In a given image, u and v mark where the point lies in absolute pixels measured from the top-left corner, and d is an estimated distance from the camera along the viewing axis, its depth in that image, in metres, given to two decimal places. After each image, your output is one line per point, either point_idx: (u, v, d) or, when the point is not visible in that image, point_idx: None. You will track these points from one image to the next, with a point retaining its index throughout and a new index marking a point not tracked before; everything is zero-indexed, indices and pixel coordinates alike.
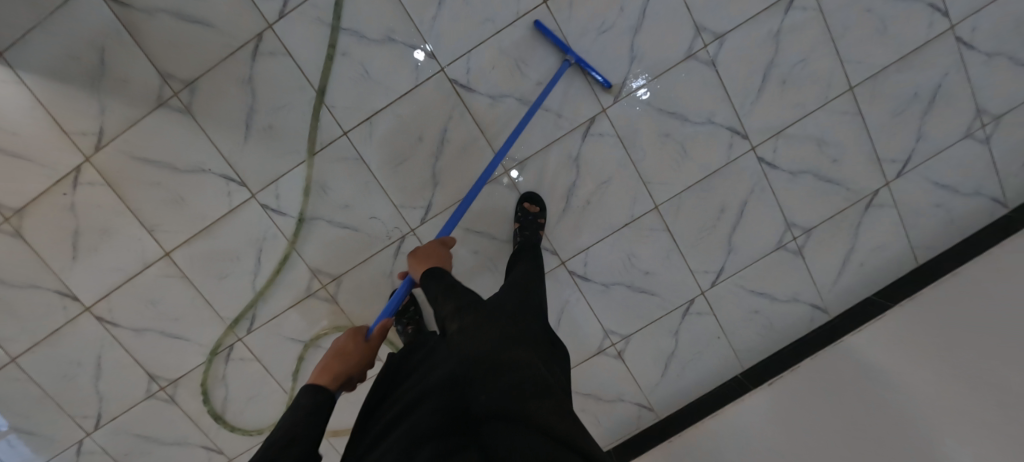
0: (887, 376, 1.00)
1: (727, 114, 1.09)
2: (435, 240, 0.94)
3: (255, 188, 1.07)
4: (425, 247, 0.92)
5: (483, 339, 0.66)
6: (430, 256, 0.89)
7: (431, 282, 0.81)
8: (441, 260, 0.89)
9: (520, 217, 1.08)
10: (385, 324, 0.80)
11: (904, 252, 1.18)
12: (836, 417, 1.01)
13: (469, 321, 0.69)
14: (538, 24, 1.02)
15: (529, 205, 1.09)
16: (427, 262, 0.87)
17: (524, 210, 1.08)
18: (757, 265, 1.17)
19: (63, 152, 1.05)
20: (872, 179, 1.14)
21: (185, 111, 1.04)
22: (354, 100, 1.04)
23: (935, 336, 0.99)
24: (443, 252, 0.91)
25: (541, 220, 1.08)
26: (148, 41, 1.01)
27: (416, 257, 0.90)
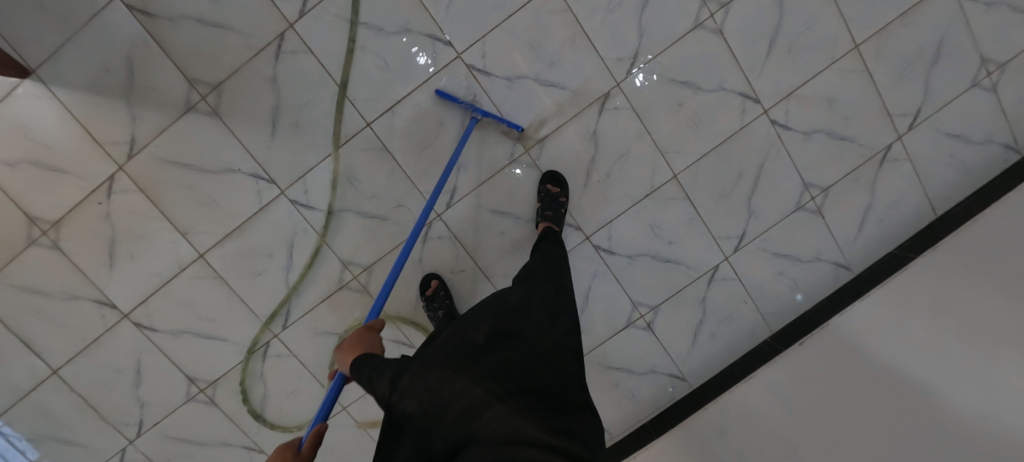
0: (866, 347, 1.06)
1: (738, 80, 1.12)
2: (359, 326, 0.85)
3: (284, 185, 1.11)
4: (350, 337, 0.82)
5: (417, 393, 0.68)
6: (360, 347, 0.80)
7: (364, 373, 0.73)
8: (371, 347, 0.80)
9: (543, 198, 1.10)
10: (318, 429, 0.73)
11: (922, 205, 1.21)
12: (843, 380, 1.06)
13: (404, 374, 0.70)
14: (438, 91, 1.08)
15: (551, 185, 1.11)
16: (358, 352, 0.78)
17: (546, 191, 1.11)
18: (777, 227, 1.20)
19: (97, 162, 1.08)
20: (884, 134, 1.17)
21: (214, 114, 1.07)
22: (376, 92, 1.08)
23: (949, 284, 1.03)
24: (370, 340, 0.82)
25: (564, 199, 1.10)
26: (174, 48, 1.04)
27: (344, 346, 0.80)
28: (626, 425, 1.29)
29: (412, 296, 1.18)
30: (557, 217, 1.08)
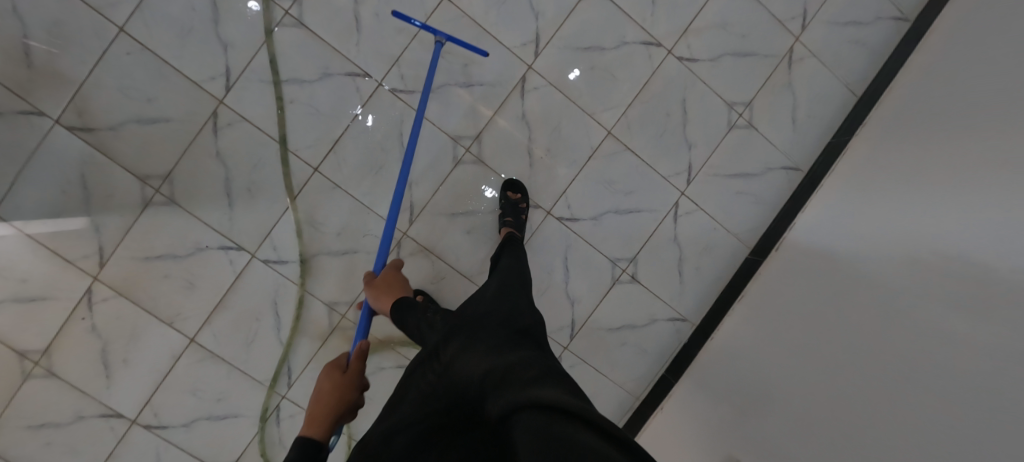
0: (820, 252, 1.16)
1: (636, 32, 1.21)
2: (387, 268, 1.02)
3: (253, 248, 1.15)
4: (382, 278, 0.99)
5: (473, 351, 0.64)
6: (390, 288, 0.96)
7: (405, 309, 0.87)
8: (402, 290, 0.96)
9: (505, 203, 1.15)
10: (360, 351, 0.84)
11: (840, 92, 1.29)
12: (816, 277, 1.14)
13: (456, 343, 0.68)
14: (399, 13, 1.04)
15: (512, 192, 1.17)
16: (394, 295, 0.94)
17: (508, 198, 1.16)
18: (719, 150, 1.27)
19: (73, 280, 1.12)
20: (783, 40, 1.26)
21: (171, 202, 1.13)
22: (314, 137, 1.14)
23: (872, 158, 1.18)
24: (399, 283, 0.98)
25: (524, 204, 1.16)
26: (119, 153, 1.11)
27: (378, 291, 0.96)
28: (646, 380, 1.31)
29: None
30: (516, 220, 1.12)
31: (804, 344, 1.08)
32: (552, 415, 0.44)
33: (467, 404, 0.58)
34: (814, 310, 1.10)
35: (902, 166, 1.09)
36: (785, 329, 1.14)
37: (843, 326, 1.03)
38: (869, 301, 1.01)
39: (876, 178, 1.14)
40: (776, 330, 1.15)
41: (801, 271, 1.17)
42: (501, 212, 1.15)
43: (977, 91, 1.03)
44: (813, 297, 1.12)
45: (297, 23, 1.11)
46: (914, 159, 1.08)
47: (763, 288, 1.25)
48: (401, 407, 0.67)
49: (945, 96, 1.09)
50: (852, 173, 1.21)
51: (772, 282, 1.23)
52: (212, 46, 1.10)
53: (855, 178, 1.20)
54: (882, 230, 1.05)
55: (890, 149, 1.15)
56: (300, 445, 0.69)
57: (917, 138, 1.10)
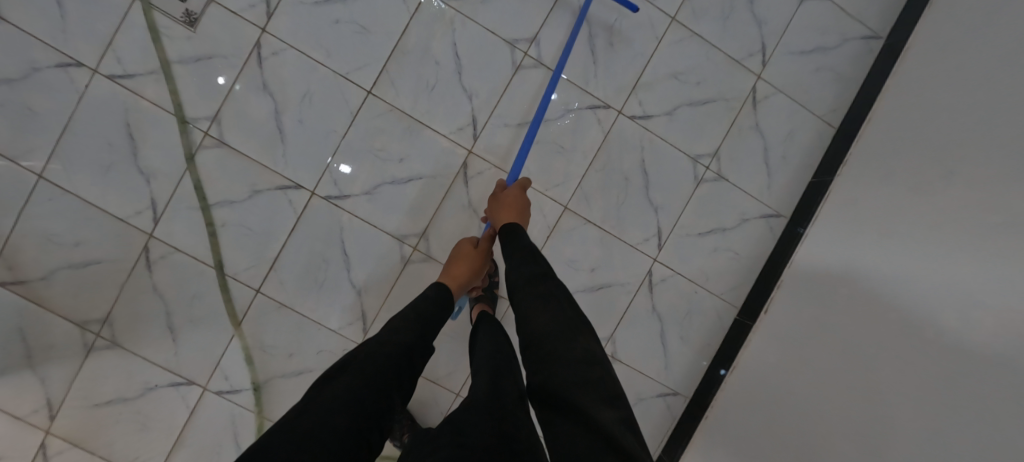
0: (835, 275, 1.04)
1: (581, 96, 1.12)
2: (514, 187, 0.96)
3: (204, 380, 1.10)
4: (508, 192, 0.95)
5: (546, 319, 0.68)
6: (511, 211, 0.92)
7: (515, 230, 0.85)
8: (519, 216, 0.91)
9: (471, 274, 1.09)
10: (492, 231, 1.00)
11: (814, 127, 1.18)
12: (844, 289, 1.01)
13: (527, 292, 0.73)
14: None
15: None
16: (514, 213, 0.91)
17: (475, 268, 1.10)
18: (688, 208, 1.16)
19: (23, 438, 1.08)
20: (744, 80, 1.15)
21: (113, 344, 1.08)
22: (252, 258, 1.08)
23: (868, 201, 1.05)
24: (521, 206, 0.93)
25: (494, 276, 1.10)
26: (53, 301, 1.06)
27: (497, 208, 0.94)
28: None
29: None
30: (484, 292, 1.06)
31: (822, 385, 0.99)
32: (587, 436, 0.57)
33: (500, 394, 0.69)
34: (826, 332, 1.01)
35: (895, 208, 0.99)
36: (795, 366, 1.04)
37: (861, 351, 0.95)
38: (897, 332, 0.90)
39: (869, 209, 1.04)
40: (784, 373, 1.06)
41: (815, 304, 1.05)
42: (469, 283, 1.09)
43: (968, 130, 0.92)
44: (826, 312, 1.02)
45: (219, 143, 1.06)
46: (910, 201, 0.97)
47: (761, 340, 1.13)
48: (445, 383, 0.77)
49: (931, 135, 0.98)
50: (838, 218, 1.09)
51: (771, 334, 1.11)
52: (135, 179, 1.06)
53: (841, 212, 1.09)
54: (894, 232, 0.97)
55: (889, 194, 1.01)
56: (437, 290, 0.84)
57: (906, 180, 0.99)
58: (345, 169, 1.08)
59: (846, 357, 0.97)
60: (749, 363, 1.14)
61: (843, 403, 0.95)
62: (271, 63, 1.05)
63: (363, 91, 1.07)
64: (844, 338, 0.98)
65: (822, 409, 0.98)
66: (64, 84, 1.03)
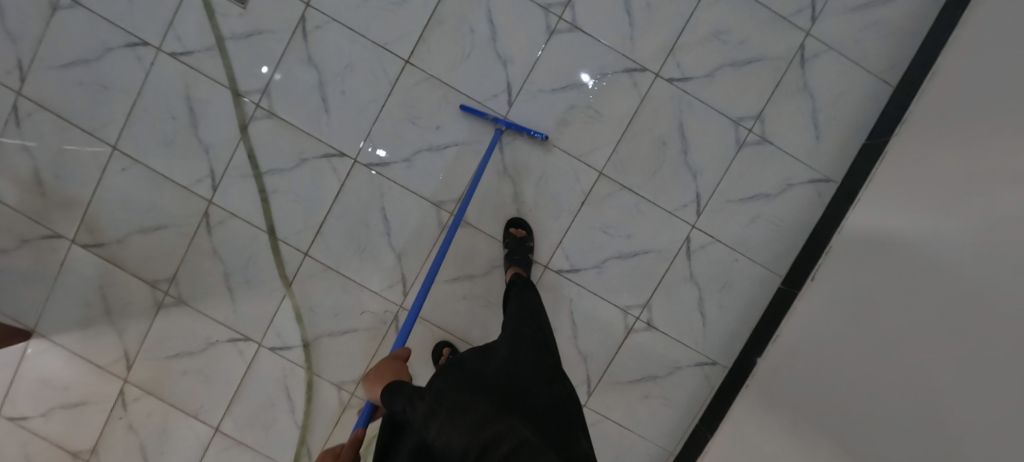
0: (885, 236, 0.97)
1: (616, 60, 1.10)
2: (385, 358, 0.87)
3: (259, 337, 1.18)
4: (376, 366, 0.85)
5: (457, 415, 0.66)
6: (388, 375, 0.82)
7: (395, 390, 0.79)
8: (396, 373, 0.82)
9: (508, 242, 1.10)
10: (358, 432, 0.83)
11: (869, 86, 1.11)
12: (891, 256, 0.94)
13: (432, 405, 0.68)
14: (464, 106, 1.10)
15: (516, 230, 1.12)
16: (386, 379, 0.81)
17: (511, 236, 1.11)
18: (728, 174, 1.13)
19: (106, 383, 1.20)
20: (791, 37, 1.09)
21: (180, 302, 1.17)
22: (300, 223, 1.15)
23: (927, 152, 0.96)
24: (395, 369, 0.84)
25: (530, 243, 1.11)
26: (128, 262, 1.17)
27: (369, 381, 0.83)
28: (679, 434, 1.20)
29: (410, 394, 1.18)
30: (523, 259, 1.07)
31: (868, 370, 0.91)
32: None
33: None
34: (876, 307, 0.93)
35: (939, 175, 0.91)
36: (841, 347, 0.97)
37: (908, 329, 0.87)
38: (944, 305, 0.82)
39: (929, 156, 0.95)
40: (829, 351, 0.99)
41: (862, 270, 0.99)
42: (506, 252, 1.09)
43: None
44: (876, 284, 0.95)
45: (268, 115, 1.12)
46: (954, 178, 0.88)
47: (806, 308, 1.07)
48: None
49: (995, 66, 0.88)
50: (889, 186, 1.01)
51: (817, 299, 1.06)
52: (195, 150, 1.14)
53: (897, 167, 1.01)
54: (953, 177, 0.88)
55: (947, 141, 0.92)
56: None
57: (954, 147, 0.90)
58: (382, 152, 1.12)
59: (895, 340, 0.89)
60: (794, 331, 1.08)
61: (894, 384, 0.86)
62: (314, 37, 1.10)
63: (401, 60, 1.10)
64: (892, 316, 0.91)
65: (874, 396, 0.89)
66: (133, 62, 1.12)
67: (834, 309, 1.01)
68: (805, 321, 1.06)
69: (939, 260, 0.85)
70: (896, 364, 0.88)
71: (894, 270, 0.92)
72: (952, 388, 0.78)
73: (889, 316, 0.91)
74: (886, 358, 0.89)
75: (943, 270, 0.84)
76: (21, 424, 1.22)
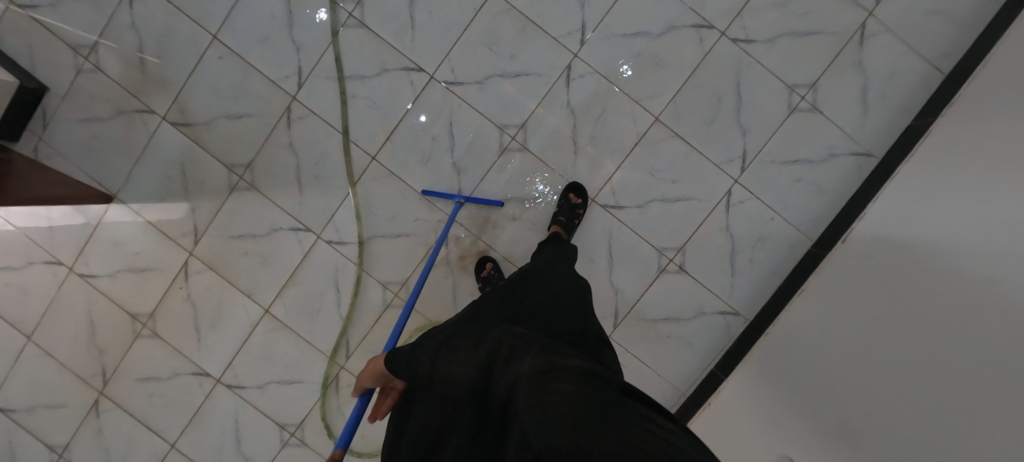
0: (913, 205, 1.05)
1: (685, 16, 1.18)
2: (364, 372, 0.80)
3: (319, 229, 1.27)
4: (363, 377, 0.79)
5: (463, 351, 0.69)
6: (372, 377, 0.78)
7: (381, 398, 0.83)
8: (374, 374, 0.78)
9: (563, 205, 1.19)
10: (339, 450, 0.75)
11: (920, 70, 1.17)
12: (914, 224, 1.02)
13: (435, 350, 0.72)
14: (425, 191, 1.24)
15: (574, 195, 1.20)
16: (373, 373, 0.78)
17: (568, 200, 1.19)
18: (776, 136, 1.20)
19: (173, 254, 1.30)
20: (852, 15, 1.16)
21: (252, 187, 1.27)
22: (373, 128, 1.24)
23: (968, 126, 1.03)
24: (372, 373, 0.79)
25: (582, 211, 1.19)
26: (211, 144, 1.27)
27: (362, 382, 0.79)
28: (694, 375, 1.27)
29: (450, 301, 1.26)
30: (568, 223, 1.16)
31: (879, 325, 0.99)
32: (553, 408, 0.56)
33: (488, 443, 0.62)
34: (890, 275, 1.01)
35: (963, 183, 0.96)
36: (847, 335, 1.04)
37: (904, 336, 0.93)
38: (944, 318, 0.88)
39: (967, 132, 1.02)
40: (835, 336, 1.06)
41: (888, 236, 1.06)
42: (556, 211, 1.20)
43: None
44: (898, 250, 1.02)
45: (358, 24, 1.22)
46: (973, 190, 0.93)
47: (833, 267, 1.15)
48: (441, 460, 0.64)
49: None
50: (925, 166, 1.08)
51: (844, 259, 1.13)
52: (286, 48, 1.23)
53: (938, 142, 1.08)
54: (985, 149, 0.95)
55: (989, 115, 0.99)
56: None
57: (984, 154, 0.95)
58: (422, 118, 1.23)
59: (889, 323, 0.97)
60: (820, 286, 1.15)
61: (902, 340, 0.94)
62: None
63: None
64: (902, 287, 0.97)
65: (853, 385, 0.98)
66: None
67: (858, 269, 1.09)
68: (830, 278, 1.14)
69: (949, 271, 0.90)
70: (898, 325, 0.96)
71: (916, 236, 1.00)
72: (922, 371, 0.88)
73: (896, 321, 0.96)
74: (878, 355, 0.97)
75: (943, 260, 0.92)
76: (89, 282, 1.32)
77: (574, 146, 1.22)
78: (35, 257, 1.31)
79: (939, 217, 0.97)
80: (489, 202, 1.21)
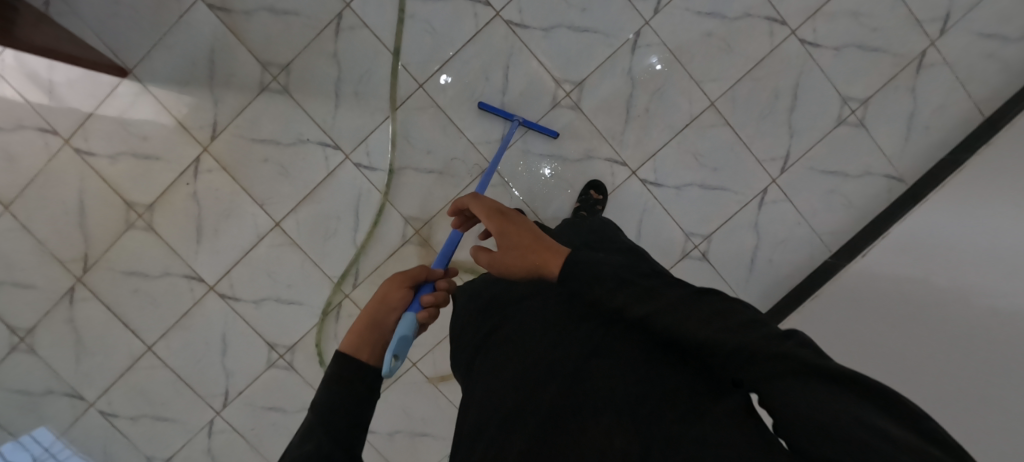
0: (933, 229, 1.08)
1: (761, 6, 1.17)
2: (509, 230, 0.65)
3: (348, 149, 1.21)
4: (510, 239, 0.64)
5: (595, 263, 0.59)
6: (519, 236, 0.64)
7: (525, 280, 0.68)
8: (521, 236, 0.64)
9: (583, 201, 1.19)
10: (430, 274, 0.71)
11: (967, 108, 1.19)
12: (933, 249, 1.05)
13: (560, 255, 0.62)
14: (482, 103, 1.19)
15: (594, 192, 1.20)
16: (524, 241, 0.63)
17: (588, 196, 1.20)
18: (820, 144, 1.22)
19: (185, 147, 1.22)
20: (917, 40, 1.18)
21: (284, 91, 1.20)
22: (426, 55, 1.19)
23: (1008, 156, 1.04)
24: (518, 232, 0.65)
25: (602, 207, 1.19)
26: (248, 36, 1.18)
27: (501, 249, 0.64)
28: None
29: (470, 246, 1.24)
30: (591, 215, 1.15)
31: (889, 340, 1.03)
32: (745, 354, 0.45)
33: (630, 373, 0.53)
34: (904, 295, 1.05)
35: (991, 217, 0.98)
36: (862, 349, 1.06)
37: (920, 359, 0.97)
38: (955, 345, 0.93)
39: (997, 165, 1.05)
40: (846, 349, 1.09)
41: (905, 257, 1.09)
42: (579, 206, 1.19)
43: None
44: (913, 271, 1.06)
45: None
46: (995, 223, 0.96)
47: (847, 277, 1.17)
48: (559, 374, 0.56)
49: None
50: (956, 193, 1.09)
51: (859, 272, 1.16)
52: None
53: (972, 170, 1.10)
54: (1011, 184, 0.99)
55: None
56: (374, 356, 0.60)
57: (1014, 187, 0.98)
58: (445, 80, 1.20)
59: (898, 341, 1.02)
60: (835, 293, 1.18)
61: (913, 359, 0.98)
62: None
63: None
64: (916, 309, 1.01)
65: None
66: None
67: (870, 283, 1.12)
68: (844, 288, 1.17)
69: (964, 299, 0.94)
70: (908, 343, 1.00)
71: (931, 261, 1.04)
72: (931, 393, 0.94)
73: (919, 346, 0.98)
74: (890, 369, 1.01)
75: (955, 289, 0.96)
76: (85, 159, 1.21)
77: (626, 115, 1.21)
78: (27, 121, 1.19)
79: (957, 245, 1.01)
80: (545, 130, 1.19)
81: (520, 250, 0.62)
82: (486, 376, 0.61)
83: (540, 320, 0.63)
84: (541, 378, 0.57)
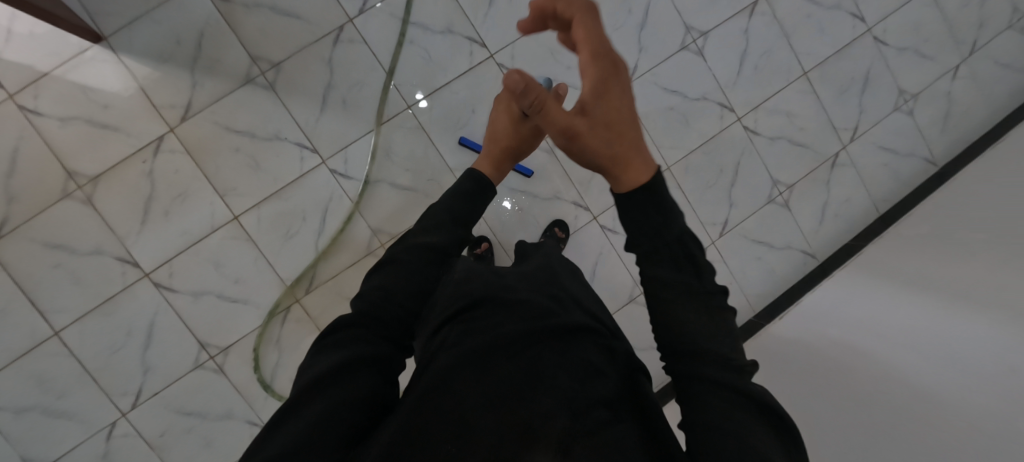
0: (855, 296, 1.19)
1: (715, 93, 1.37)
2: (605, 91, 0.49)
3: (326, 154, 1.22)
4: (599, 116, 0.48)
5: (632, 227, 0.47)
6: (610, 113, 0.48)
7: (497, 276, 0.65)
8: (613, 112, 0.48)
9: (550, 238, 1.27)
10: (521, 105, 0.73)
11: (867, 205, 1.43)
12: (857, 314, 1.15)
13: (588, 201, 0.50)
14: (462, 139, 1.26)
15: (558, 230, 1.29)
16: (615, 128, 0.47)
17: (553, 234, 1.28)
18: (753, 216, 1.40)
19: (149, 123, 1.17)
20: (833, 143, 1.41)
21: (269, 87, 1.20)
22: (418, 79, 1.25)
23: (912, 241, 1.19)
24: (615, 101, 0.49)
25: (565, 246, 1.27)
26: (242, 28, 1.19)
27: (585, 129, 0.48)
28: None
29: None
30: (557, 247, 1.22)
31: (812, 393, 1.12)
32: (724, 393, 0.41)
33: (565, 372, 0.54)
34: (827, 352, 1.14)
35: (907, 295, 1.09)
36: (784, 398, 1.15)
37: (839, 417, 1.05)
38: (877, 407, 1.01)
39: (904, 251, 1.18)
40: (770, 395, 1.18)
41: (833, 319, 1.19)
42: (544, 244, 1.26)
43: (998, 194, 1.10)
44: (838, 332, 1.15)
45: None
46: (905, 300, 1.09)
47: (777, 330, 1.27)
48: (502, 359, 0.54)
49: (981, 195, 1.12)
50: (868, 268, 1.22)
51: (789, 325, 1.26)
52: None
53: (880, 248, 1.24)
54: (921, 269, 1.10)
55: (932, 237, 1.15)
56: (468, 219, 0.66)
57: (921, 271, 1.10)
58: (429, 105, 1.26)
59: (821, 397, 1.10)
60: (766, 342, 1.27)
61: (835, 415, 1.06)
62: None
63: None
64: (840, 369, 1.10)
65: None
66: None
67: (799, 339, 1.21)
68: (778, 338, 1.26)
69: (884, 366, 1.04)
70: (833, 399, 1.08)
71: (856, 328, 1.13)
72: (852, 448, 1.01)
73: (847, 400, 1.06)
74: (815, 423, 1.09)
75: (875, 358, 1.06)
76: (30, 118, 1.12)
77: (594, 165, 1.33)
78: None
79: (879, 314, 1.11)
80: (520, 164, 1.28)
81: (614, 124, 0.48)
82: (440, 351, 0.56)
83: (517, 310, 0.60)
84: (490, 361, 0.54)
